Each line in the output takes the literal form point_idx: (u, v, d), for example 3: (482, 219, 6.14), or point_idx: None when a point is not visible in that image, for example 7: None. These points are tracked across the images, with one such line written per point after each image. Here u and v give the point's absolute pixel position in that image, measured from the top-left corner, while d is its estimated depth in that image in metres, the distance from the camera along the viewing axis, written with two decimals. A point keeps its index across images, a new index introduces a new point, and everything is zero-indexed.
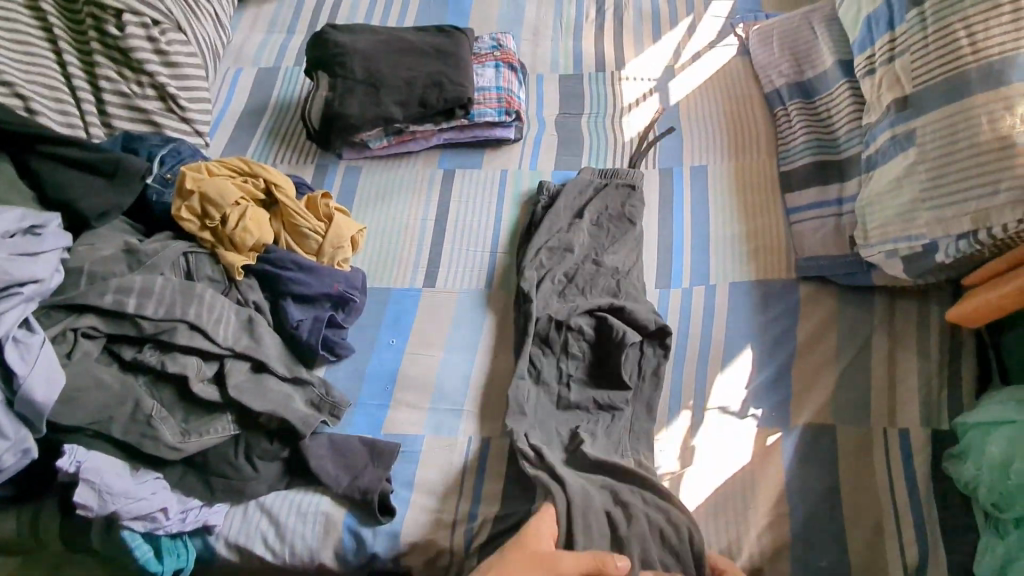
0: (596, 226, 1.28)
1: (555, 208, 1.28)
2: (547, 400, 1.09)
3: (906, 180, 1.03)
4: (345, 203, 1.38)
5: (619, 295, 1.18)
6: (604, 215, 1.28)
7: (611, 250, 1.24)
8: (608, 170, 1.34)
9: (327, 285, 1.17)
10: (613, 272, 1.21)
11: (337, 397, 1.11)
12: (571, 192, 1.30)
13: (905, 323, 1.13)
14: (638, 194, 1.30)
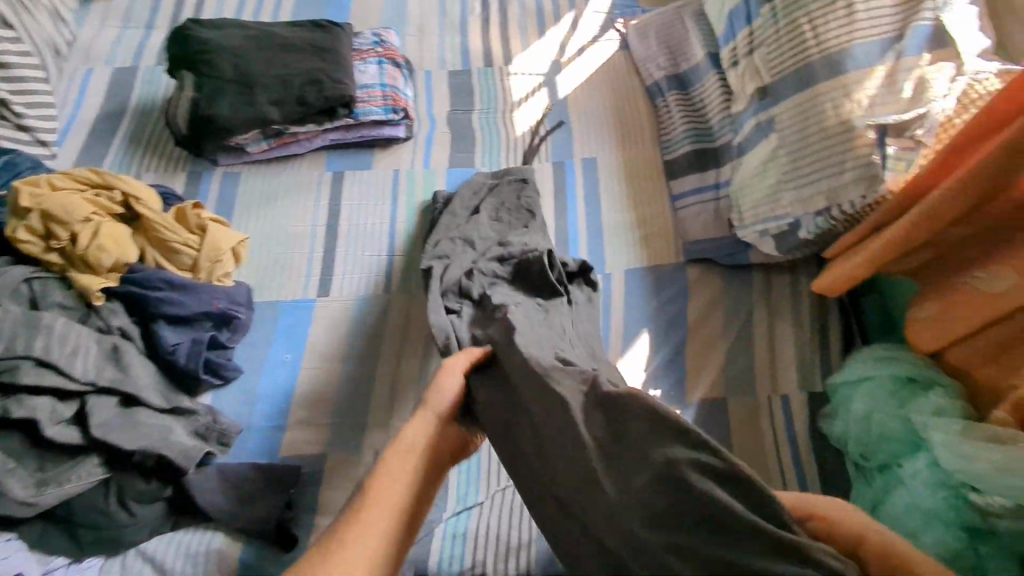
0: (494, 213, 1.25)
1: (452, 206, 1.25)
2: (476, 322, 1.03)
3: (770, 164, 1.12)
4: (224, 212, 1.27)
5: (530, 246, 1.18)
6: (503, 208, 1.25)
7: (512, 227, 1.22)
8: (499, 171, 1.33)
9: (205, 302, 1.07)
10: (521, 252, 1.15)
11: (226, 424, 1.03)
12: (466, 192, 1.27)
13: (780, 296, 1.23)
14: (531, 185, 1.29)
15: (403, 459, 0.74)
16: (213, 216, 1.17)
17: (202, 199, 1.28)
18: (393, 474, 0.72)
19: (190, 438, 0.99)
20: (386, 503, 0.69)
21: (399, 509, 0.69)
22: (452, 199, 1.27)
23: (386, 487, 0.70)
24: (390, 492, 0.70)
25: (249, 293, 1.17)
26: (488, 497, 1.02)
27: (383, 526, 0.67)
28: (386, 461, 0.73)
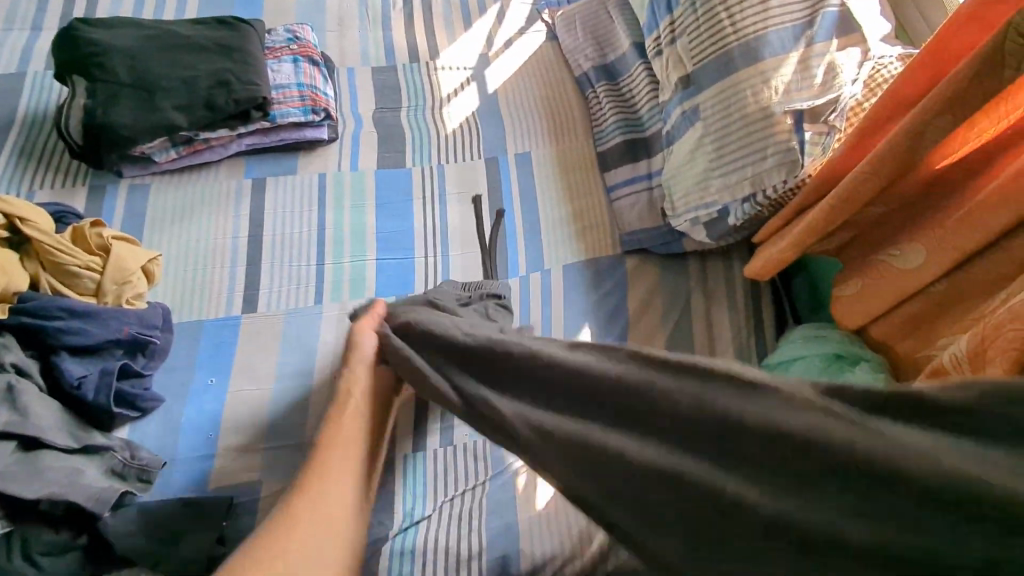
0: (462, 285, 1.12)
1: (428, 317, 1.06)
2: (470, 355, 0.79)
3: (697, 152, 1.13)
4: (132, 229, 1.18)
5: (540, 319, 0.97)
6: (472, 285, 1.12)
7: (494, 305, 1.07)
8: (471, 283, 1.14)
9: (113, 329, 0.98)
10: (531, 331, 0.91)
11: (146, 459, 0.96)
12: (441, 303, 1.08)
13: (716, 282, 1.25)
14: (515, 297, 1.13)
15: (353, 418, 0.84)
16: (118, 233, 1.08)
17: (107, 215, 1.18)
18: (344, 428, 0.83)
19: (104, 478, 0.91)
20: (346, 456, 0.80)
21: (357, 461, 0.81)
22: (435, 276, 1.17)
23: (342, 442, 0.82)
24: (344, 443, 0.82)
25: (166, 313, 1.09)
26: (436, 510, 1.00)
27: (349, 475, 0.79)
28: (335, 425, 0.83)
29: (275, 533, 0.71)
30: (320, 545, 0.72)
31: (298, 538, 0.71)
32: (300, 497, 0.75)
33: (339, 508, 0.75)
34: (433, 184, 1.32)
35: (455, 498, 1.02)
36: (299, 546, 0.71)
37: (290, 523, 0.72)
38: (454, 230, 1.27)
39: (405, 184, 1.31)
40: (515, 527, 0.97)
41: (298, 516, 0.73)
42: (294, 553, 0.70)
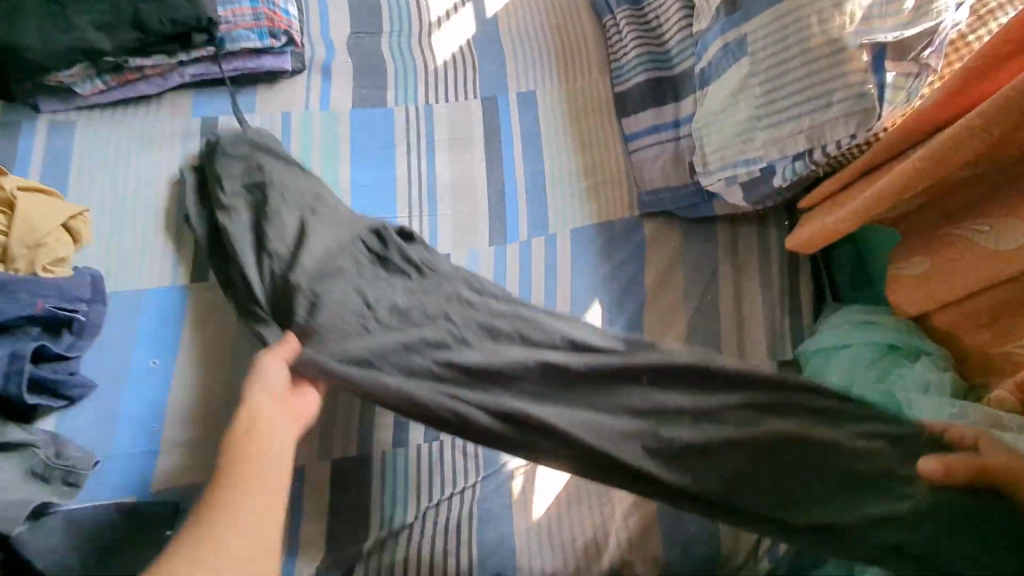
0: (263, 245, 0.85)
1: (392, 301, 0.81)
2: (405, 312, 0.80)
3: (741, 96, 0.92)
4: (52, 176, 0.97)
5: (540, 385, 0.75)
6: (264, 197, 0.89)
7: (334, 270, 0.82)
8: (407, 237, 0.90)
9: (24, 304, 0.82)
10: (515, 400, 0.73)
11: (73, 457, 0.81)
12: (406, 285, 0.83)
13: (747, 255, 1.09)
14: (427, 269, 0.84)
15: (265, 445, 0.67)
16: (26, 184, 0.89)
17: (23, 161, 0.97)
18: (266, 430, 0.69)
19: (20, 480, 0.77)
20: (266, 465, 0.66)
21: (274, 424, 0.69)
22: (284, 280, 0.81)
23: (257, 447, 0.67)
24: (271, 450, 0.67)
25: (96, 281, 0.90)
26: (420, 517, 0.86)
27: (277, 452, 0.68)
28: (241, 450, 0.67)
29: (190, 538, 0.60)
30: (254, 522, 0.62)
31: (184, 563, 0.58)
32: (209, 519, 0.61)
33: (267, 497, 0.64)
34: (419, 129, 1.11)
35: (441, 503, 0.88)
36: (225, 536, 0.60)
37: (196, 555, 0.59)
38: (445, 184, 1.08)
39: (387, 131, 1.10)
40: (510, 540, 0.86)
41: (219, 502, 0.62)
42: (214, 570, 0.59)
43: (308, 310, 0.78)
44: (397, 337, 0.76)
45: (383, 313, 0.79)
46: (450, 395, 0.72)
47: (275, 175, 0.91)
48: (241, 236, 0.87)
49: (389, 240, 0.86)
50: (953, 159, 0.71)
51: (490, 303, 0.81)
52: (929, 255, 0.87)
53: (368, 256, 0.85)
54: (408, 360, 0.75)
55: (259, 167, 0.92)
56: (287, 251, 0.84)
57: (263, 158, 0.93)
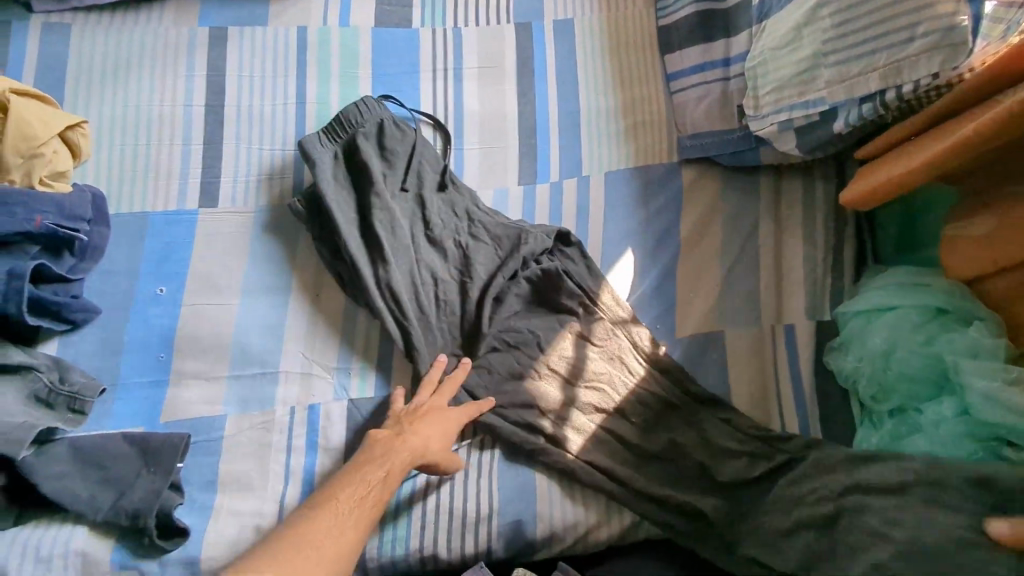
0: (431, 273, 0.89)
1: (500, 310, 0.89)
2: (503, 322, 0.89)
3: (806, 30, 0.84)
4: (49, 84, 0.89)
5: (605, 397, 0.88)
6: (427, 231, 0.90)
7: (501, 314, 0.89)
8: (509, 247, 0.91)
9: (20, 220, 0.75)
10: (593, 411, 0.88)
11: (78, 384, 0.77)
12: (513, 300, 0.90)
13: (788, 209, 1.03)
14: (533, 269, 0.91)
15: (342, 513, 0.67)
16: (20, 85, 0.78)
17: (15, 65, 0.89)
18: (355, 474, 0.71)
19: (23, 404, 0.73)
20: (310, 542, 0.64)
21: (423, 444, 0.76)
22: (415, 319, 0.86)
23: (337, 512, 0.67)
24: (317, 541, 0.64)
25: (97, 201, 0.84)
26: None
27: (354, 515, 0.68)
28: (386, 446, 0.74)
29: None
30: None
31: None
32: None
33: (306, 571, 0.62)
34: (447, 54, 1.02)
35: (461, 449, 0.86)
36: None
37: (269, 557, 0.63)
38: (473, 117, 1.00)
39: (411, 55, 1.01)
40: (532, 488, 0.84)
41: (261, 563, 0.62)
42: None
43: (489, 363, 0.87)
44: (554, 379, 0.88)
45: (547, 361, 0.88)
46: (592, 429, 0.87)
47: (439, 211, 0.91)
48: (404, 259, 0.88)
49: (557, 281, 0.90)
50: (1004, 130, 0.69)
51: (620, 347, 0.90)
52: (998, 215, 0.81)
53: (527, 286, 0.90)
54: (563, 422, 0.86)
55: (421, 198, 0.91)
56: (453, 277, 0.90)
57: (423, 172, 0.92)
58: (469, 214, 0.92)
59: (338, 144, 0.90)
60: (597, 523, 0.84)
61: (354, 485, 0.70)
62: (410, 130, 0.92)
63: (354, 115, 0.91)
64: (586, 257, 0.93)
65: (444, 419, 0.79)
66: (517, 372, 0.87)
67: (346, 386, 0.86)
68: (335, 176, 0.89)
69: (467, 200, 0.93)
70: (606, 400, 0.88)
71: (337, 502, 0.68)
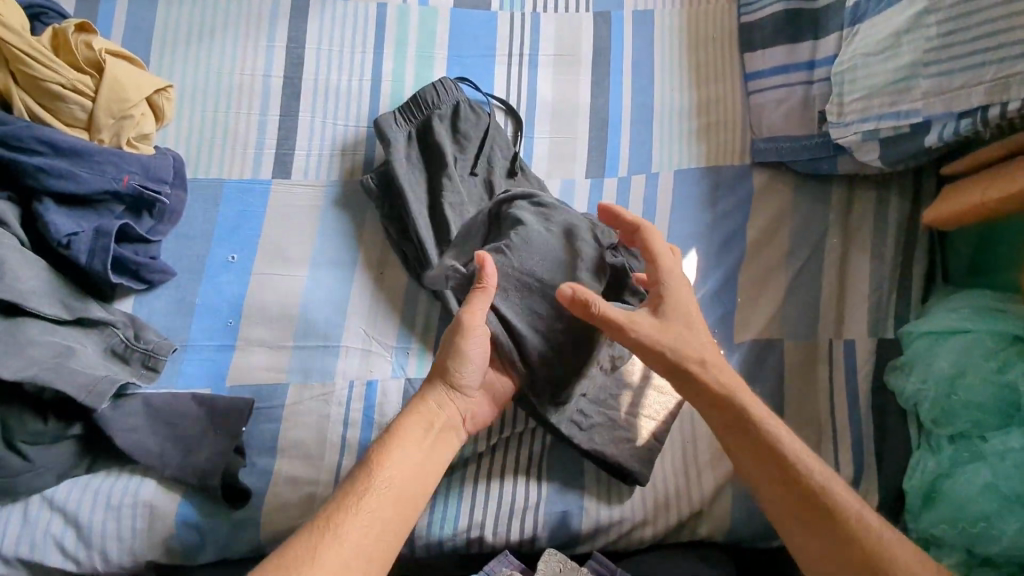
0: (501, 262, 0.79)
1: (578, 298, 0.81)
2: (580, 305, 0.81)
3: (907, 36, 0.81)
4: (136, 47, 0.90)
5: (642, 410, 0.86)
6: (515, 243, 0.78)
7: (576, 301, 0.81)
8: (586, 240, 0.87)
9: (109, 179, 0.76)
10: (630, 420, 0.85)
11: (151, 342, 0.79)
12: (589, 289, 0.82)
13: (860, 220, 1.00)
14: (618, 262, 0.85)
15: (409, 462, 0.69)
16: (116, 48, 0.79)
17: (105, 25, 0.90)
18: (413, 425, 0.71)
19: (102, 359, 0.76)
20: (390, 487, 0.66)
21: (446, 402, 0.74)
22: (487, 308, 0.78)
23: (405, 454, 0.69)
24: (398, 484, 0.67)
25: (177, 164, 0.86)
26: (491, 448, 0.85)
27: (396, 493, 0.66)
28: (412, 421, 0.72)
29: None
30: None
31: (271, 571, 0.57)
32: (300, 543, 0.60)
33: (391, 511, 0.65)
34: (525, 39, 1.01)
35: (512, 436, 0.85)
36: (320, 563, 0.59)
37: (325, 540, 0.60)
38: (546, 104, 0.99)
39: (488, 38, 1.00)
40: (580, 483, 0.84)
41: (348, 509, 0.63)
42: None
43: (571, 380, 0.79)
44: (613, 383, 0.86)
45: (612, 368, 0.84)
46: (645, 436, 0.84)
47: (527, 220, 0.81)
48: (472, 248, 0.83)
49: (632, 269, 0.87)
50: None
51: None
52: None
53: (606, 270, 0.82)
54: (617, 429, 0.84)
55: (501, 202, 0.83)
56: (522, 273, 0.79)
57: (493, 158, 0.91)
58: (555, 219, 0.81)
59: (413, 126, 0.90)
60: (643, 522, 0.83)
61: (419, 439, 0.71)
62: (485, 114, 0.92)
63: (430, 98, 0.90)
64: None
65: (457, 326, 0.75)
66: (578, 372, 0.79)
67: (404, 365, 0.86)
68: (409, 157, 0.89)
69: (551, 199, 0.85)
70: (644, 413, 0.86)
71: (399, 445, 0.69)
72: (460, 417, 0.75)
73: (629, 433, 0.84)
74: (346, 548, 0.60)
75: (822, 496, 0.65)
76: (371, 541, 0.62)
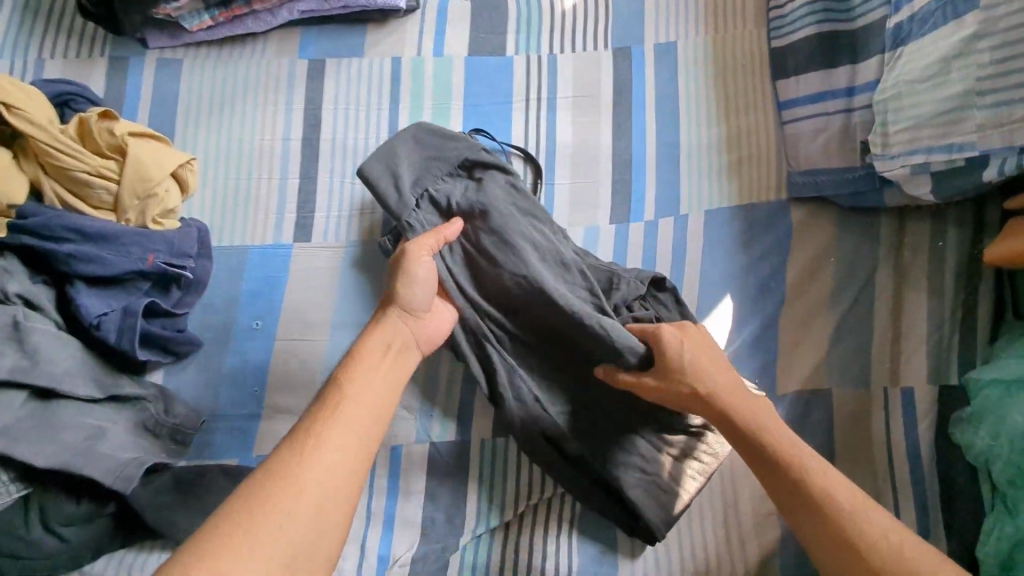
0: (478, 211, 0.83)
1: (559, 271, 0.83)
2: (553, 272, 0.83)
3: (957, 63, 0.74)
4: (160, 119, 0.92)
5: (677, 464, 0.81)
6: (477, 204, 0.84)
7: (552, 271, 0.83)
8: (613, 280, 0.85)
9: (135, 259, 0.78)
10: (664, 475, 0.80)
11: (179, 418, 0.80)
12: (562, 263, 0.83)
13: (914, 254, 0.91)
14: (649, 303, 0.86)
15: (375, 380, 0.62)
16: (137, 128, 0.81)
17: (132, 101, 0.92)
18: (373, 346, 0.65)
19: (133, 436, 0.77)
20: (358, 405, 0.59)
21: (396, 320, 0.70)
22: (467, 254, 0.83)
23: (366, 374, 0.62)
24: (365, 403, 0.59)
25: (202, 235, 0.87)
26: (517, 515, 0.82)
27: (358, 419, 0.58)
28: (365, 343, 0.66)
29: (201, 543, 0.49)
30: (308, 519, 0.52)
31: (239, 518, 0.50)
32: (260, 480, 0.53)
33: (362, 434, 0.57)
34: (542, 82, 0.98)
35: (540, 503, 0.82)
36: (289, 498, 0.52)
37: (280, 476, 0.53)
38: (566, 148, 0.96)
39: (504, 84, 0.97)
40: (612, 552, 0.81)
41: (312, 437, 0.55)
42: (258, 536, 0.50)
43: (524, 327, 0.82)
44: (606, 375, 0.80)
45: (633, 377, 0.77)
46: (686, 500, 0.80)
47: (496, 187, 0.85)
48: (450, 198, 0.85)
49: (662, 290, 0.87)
50: None
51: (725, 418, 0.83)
52: None
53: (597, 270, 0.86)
54: (644, 472, 0.80)
55: (469, 168, 0.86)
56: (495, 218, 0.83)
57: None
58: (518, 195, 0.86)
59: None
60: None
61: (382, 359, 0.64)
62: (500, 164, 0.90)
63: None
64: (681, 303, 0.87)
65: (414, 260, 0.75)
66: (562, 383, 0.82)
67: (427, 429, 0.84)
68: None
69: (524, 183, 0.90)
70: (677, 463, 0.81)
71: (360, 367, 0.62)
72: (414, 337, 0.70)
73: (660, 489, 0.79)
74: (318, 477, 0.53)
75: (802, 486, 0.62)
76: (344, 466, 0.55)
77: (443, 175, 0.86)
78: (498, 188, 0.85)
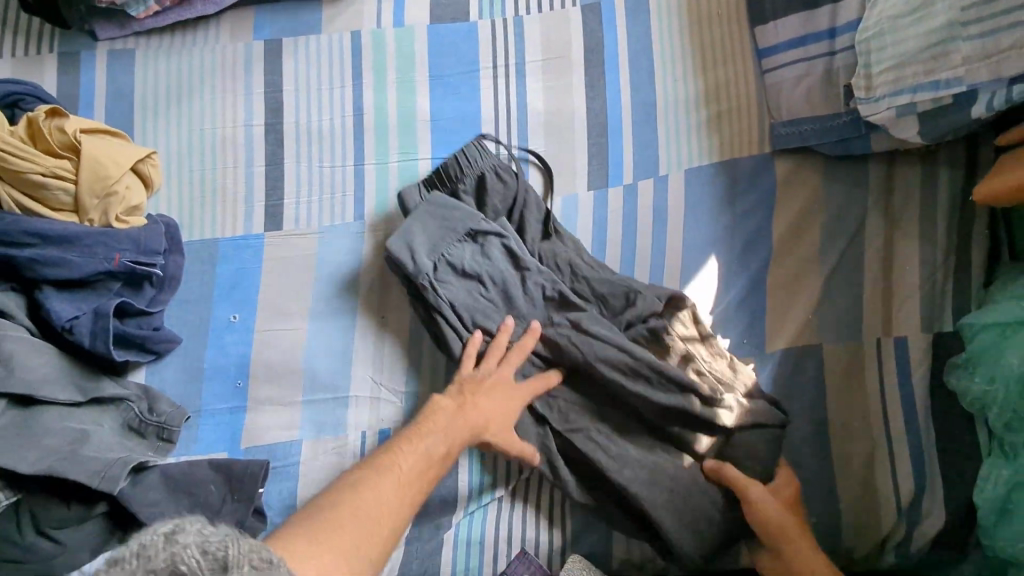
0: (482, 269, 0.81)
1: (577, 311, 0.80)
2: (571, 308, 0.81)
3: None
4: (117, 115, 0.89)
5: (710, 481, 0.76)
6: (485, 275, 0.81)
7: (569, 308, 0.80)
8: (630, 293, 0.81)
9: (101, 260, 0.77)
10: (694, 493, 0.75)
11: (164, 415, 0.79)
12: (577, 302, 0.81)
13: (904, 201, 0.88)
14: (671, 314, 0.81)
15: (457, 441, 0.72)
16: (88, 124, 0.80)
17: (87, 96, 0.89)
18: (475, 412, 0.74)
19: (119, 436, 0.77)
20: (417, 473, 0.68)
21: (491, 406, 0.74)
22: (481, 320, 0.80)
23: (444, 427, 0.72)
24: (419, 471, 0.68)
25: (170, 229, 0.85)
26: (510, 490, 0.81)
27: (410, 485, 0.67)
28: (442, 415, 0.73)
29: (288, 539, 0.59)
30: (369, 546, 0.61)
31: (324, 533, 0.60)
32: (340, 508, 0.63)
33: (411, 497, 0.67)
34: (509, 47, 0.94)
35: (532, 475, 0.81)
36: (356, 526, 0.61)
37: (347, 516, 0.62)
38: (538, 115, 0.93)
39: (470, 52, 0.94)
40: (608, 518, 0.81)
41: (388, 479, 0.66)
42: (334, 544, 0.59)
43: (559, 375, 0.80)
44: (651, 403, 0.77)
45: (674, 414, 0.77)
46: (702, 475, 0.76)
47: (493, 244, 0.82)
48: (456, 256, 0.81)
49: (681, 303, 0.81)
50: None
51: (770, 416, 0.78)
52: None
53: (611, 291, 0.82)
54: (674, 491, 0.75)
55: (473, 233, 0.81)
56: (505, 267, 0.81)
57: (526, 222, 0.85)
58: (521, 254, 0.82)
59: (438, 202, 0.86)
60: None
61: (475, 420, 0.73)
62: (512, 177, 0.86)
63: (452, 171, 0.86)
64: (698, 321, 0.81)
65: (506, 393, 0.76)
66: (593, 420, 0.79)
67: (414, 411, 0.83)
68: None
69: (532, 201, 0.86)
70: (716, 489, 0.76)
71: (442, 418, 0.73)
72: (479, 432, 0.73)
73: (688, 512, 0.75)
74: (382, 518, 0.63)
75: None
76: (402, 512, 0.65)
77: (447, 239, 0.81)
78: (495, 243, 0.82)
